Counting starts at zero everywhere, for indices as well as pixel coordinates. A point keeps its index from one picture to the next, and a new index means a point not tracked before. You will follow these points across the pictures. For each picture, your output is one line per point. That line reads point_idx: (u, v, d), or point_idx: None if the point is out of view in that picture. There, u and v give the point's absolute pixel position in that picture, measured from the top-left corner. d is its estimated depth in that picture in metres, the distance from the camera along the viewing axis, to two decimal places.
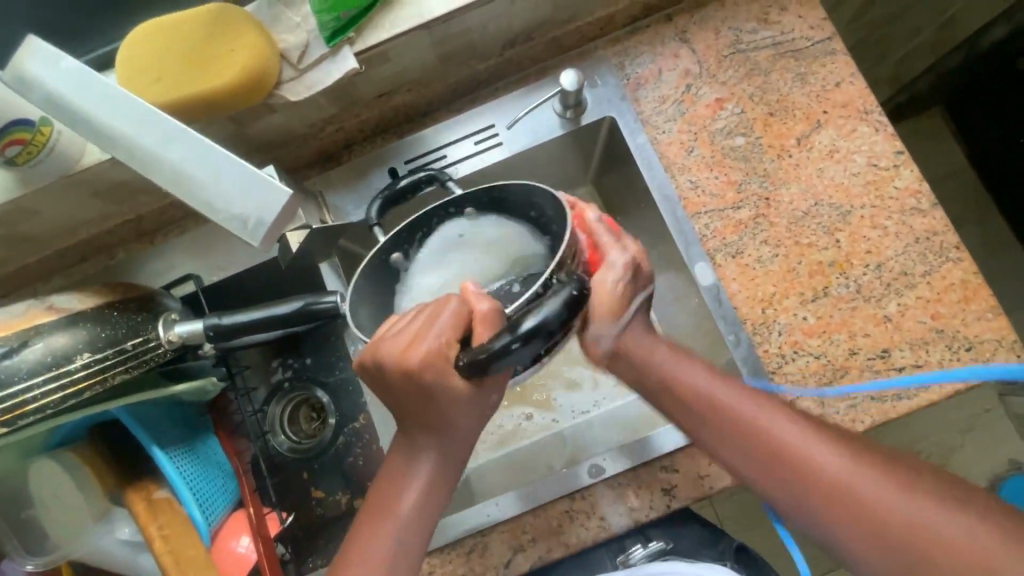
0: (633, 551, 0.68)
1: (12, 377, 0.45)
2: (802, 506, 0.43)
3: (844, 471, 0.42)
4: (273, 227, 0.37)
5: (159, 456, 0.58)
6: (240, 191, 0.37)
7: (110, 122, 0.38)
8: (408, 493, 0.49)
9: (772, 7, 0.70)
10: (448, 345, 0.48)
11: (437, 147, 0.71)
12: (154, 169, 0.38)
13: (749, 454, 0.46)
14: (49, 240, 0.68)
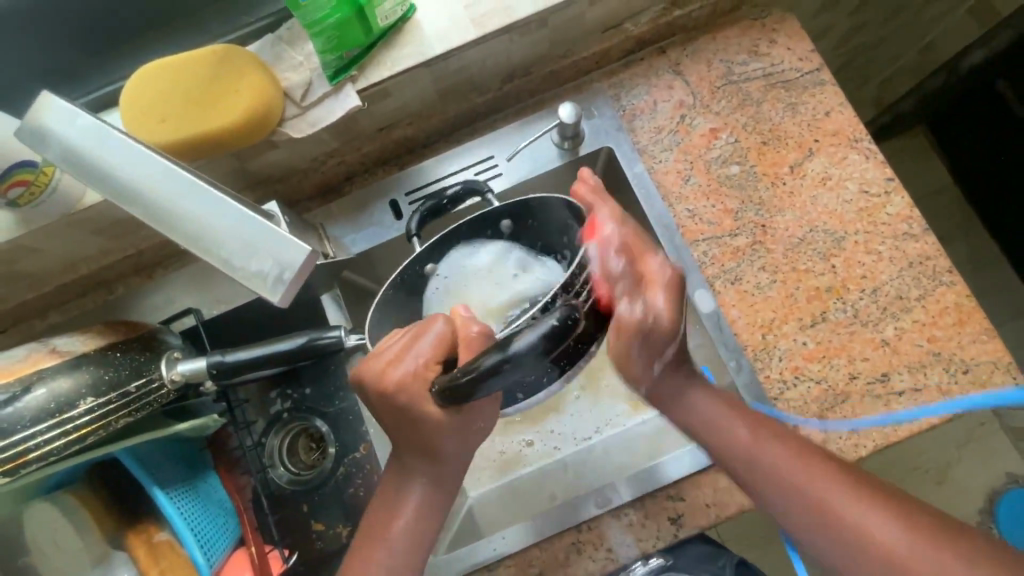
0: (634, 569, 0.63)
1: (15, 424, 0.44)
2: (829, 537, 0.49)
3: (867, 516, 0.48)
4: (293, 283, 0.37)
5: (160, 497, 0.57)
6: (264, 250, 0.37)
7: (126, 179, 0.38)
8: (400, 517, 0.55)
9: (761, 40, 0.72)
10: (426, 367, 0.51)
11: (437, 179, 0.72)
12: (169, 225, 0.38)
13: (804, 509, 0.50)
14: (47, 277, 0.68)
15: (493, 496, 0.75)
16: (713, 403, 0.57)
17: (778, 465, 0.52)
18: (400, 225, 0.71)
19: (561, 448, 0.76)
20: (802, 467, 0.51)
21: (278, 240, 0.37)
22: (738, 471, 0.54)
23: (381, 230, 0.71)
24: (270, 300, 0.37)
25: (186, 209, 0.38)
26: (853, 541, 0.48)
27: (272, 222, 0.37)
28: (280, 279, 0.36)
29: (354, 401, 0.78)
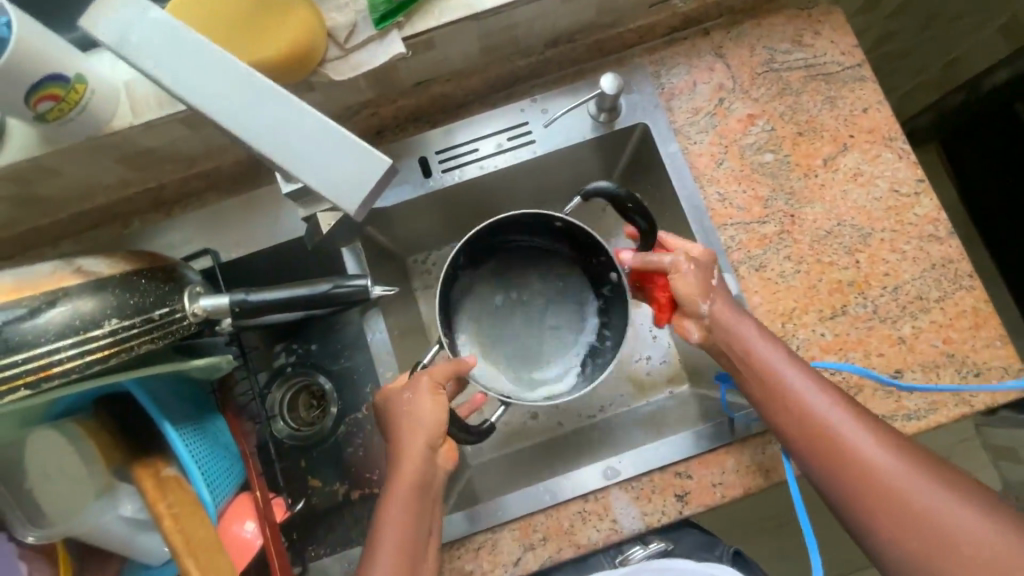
0: (632, 551, 0.63)
1: (39, 337, 0.42)
2: (857, 493, 0.49)
3: (901, 476, 0.48)
4: (371, 196, 0.36)
5: (171, 432, 0.56)
6: (345, 157, 0.35)
7: (193, 80, 0.36)
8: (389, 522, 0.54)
9: (806, 30, 0.72)
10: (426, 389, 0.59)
11: (469, 140, 0.71)
12: (245, 128, 0.36)
13: (833, 464, 0.51)
14: (62, 203, 0.66)
15: (492, 465, 0.76)
16: (790, 363, 0.55)
17: (811, 417, 0.53)
18: (429, 184, 0.71)
19: (563, 423, 0.78)
20: (836, 418, 0.52)
21: (357, 150, 0.35)
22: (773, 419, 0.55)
23: (408, 187, 0.71)
24: (346, 207, 0.35)
25: (260, 112, 0.36)
26: (890, 502, 0.48)
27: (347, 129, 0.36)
28: (360, 189, 0.35)
29: (354, 363, 0.87)
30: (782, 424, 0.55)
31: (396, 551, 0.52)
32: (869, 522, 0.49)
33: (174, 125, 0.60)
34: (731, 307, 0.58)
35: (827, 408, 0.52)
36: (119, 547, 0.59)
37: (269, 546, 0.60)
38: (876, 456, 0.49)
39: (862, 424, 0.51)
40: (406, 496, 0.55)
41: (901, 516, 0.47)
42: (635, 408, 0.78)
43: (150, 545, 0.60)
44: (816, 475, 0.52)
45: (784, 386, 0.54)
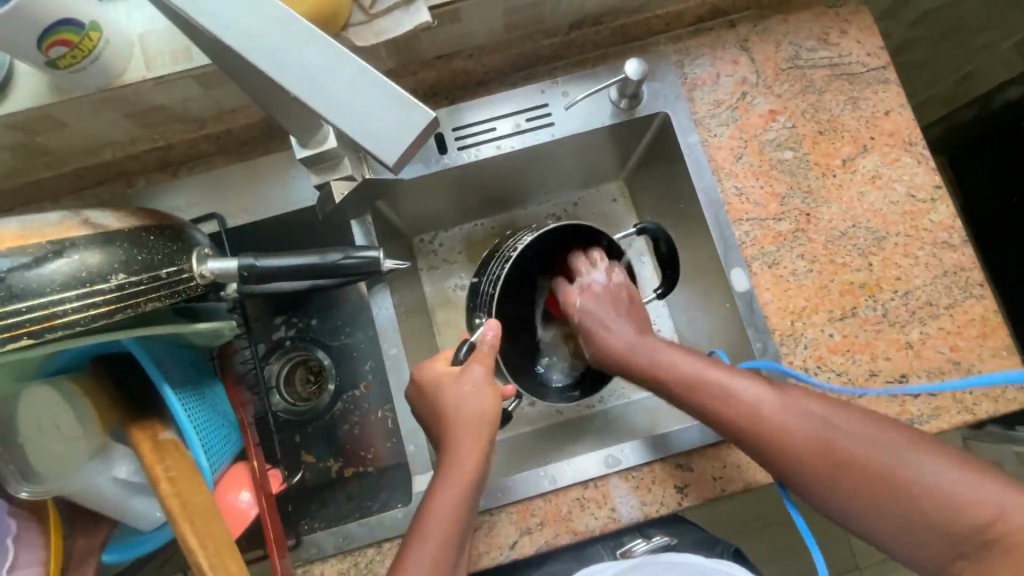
0: (633, 545, 0.65)
1: (44, 288, 0.41)
2: (821, 479, 0.50)
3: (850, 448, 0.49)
4: (411, 150, 0.34)
5: (170, 397, 0.55)
6: (386, 108, 0.34)
7: (230, 23, 0.34)
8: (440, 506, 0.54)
9: (833, 28, 0.71)
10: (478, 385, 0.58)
11: (487, 118, 0.70)
12: (286, 74, 0.34)
13: (788, 462, 0.51)
14: (67, 157, 0.64)
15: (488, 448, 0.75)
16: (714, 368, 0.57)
17: (748, 422, 0.54)
18: (444, 161, 0.70)
19: (563, 411, 0.77)
20: (770, 414, 0.53)
21: (401, 102, 0.34)
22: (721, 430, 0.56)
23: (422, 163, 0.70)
24: (386, 161, 0.34)
25: (299, 60, 0.34)
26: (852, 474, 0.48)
27: (389, 77, 0.34)
28: (401, 142, 0.34)
29: (356, 339, 0.86)
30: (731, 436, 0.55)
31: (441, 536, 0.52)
32: (847, 500, 0.49)
33: (188, 83, 0.58)
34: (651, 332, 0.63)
35: (745, 391, 0.55)
36: (115, 509, 0.57)
37: (264, 518, 0.59)
38: (801, 425, 0.51)
39: (796, 411, 0.52)
40: (456, 496, 0.54)
41: (866, 483, 0.48)
42: (636, 400, 0.78)
43: (144, 511, 0.58)
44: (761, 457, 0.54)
45: (711, 387, 0.56)
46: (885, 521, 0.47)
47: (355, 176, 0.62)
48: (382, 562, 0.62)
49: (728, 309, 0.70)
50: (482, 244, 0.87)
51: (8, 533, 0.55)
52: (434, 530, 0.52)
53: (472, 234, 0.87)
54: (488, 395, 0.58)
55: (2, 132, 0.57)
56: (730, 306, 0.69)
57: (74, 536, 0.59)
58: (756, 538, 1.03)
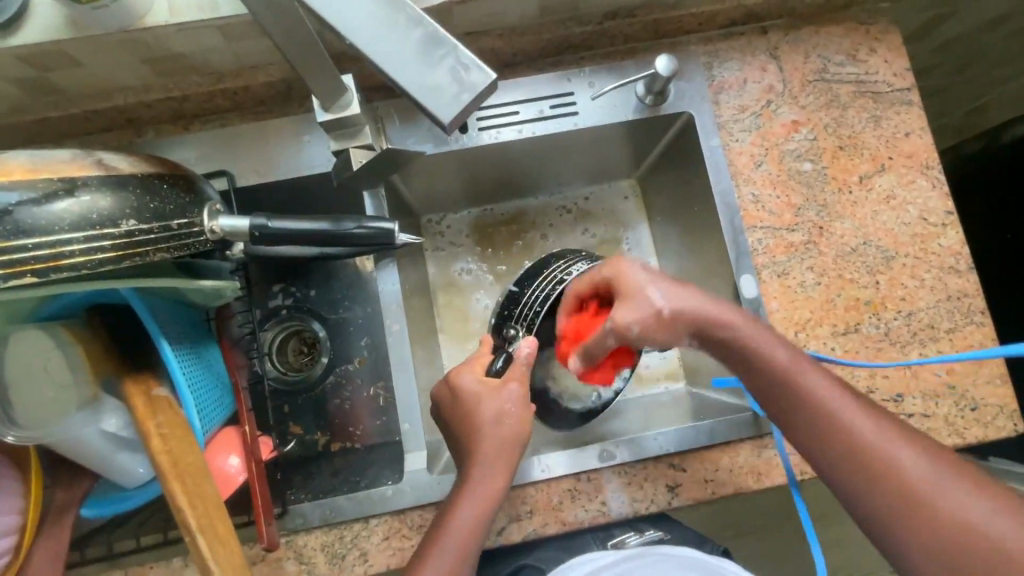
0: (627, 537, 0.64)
1: (52, 226, 0.39)
2: (885, 505, 0.47)
3: (925, 483, 0.46)
4: (467, 108, 0.35)
5: (165, 351, 0.53)
6: (444, 64, 0.34)
7: None
8: (462, 525, 0.55)
9: (862, 45, 0.71)
10: (512, 412, 0.58)
11: (511, 101, 0.69)
12: (344, 23, 0.34)
13: (856, 474, 0.49)
14: (76, 97, 0.62)
15: None
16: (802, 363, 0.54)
17: (828, 417, 0.51)
18: (463, 141, 0.69)
19: None
20: (846, 415, 0.50)
21: (463, 63, 0.34)
22: (791, 417, 0.53)
23: (440, 140, 0.69)
24: (441, 119, 0.35)
25: (359, 9, 0.34)
26: (922, 508, 0.45)
27: (449, 36, 0.34)
28: (459, 100, 0.34)
29: (354, 314, 0.85)
30: (797, 430, 0.52)
31: (459, 555, 0.53)
32: (906, 533, 0.46)
33: (211, 32, 0.56)
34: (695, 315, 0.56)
35: (816, 382, 0.52)
36: (95, 463, 0.56)
37: (253, 482, 0.58)
38: (879, 444, 0.48)
39: (878, 423, 0.50)
40: (478, 509, 0.55)
41: (933, 523, 0.45)
42: (632, 399, 0.79)
43: (129, 466, 0.57)
44: (801, 445, 0.53)
45: (791, 382, 0.53)
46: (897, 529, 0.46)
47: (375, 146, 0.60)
48: (368, 538, 0.62)
49: None
50: (490, 229, 0.86)
51: None
52: (456, 544, 0.54)
53: (479, 218, 0.86)
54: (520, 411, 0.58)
55: (11, 65, 0.54)
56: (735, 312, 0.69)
57: (53, 489, 0.58)
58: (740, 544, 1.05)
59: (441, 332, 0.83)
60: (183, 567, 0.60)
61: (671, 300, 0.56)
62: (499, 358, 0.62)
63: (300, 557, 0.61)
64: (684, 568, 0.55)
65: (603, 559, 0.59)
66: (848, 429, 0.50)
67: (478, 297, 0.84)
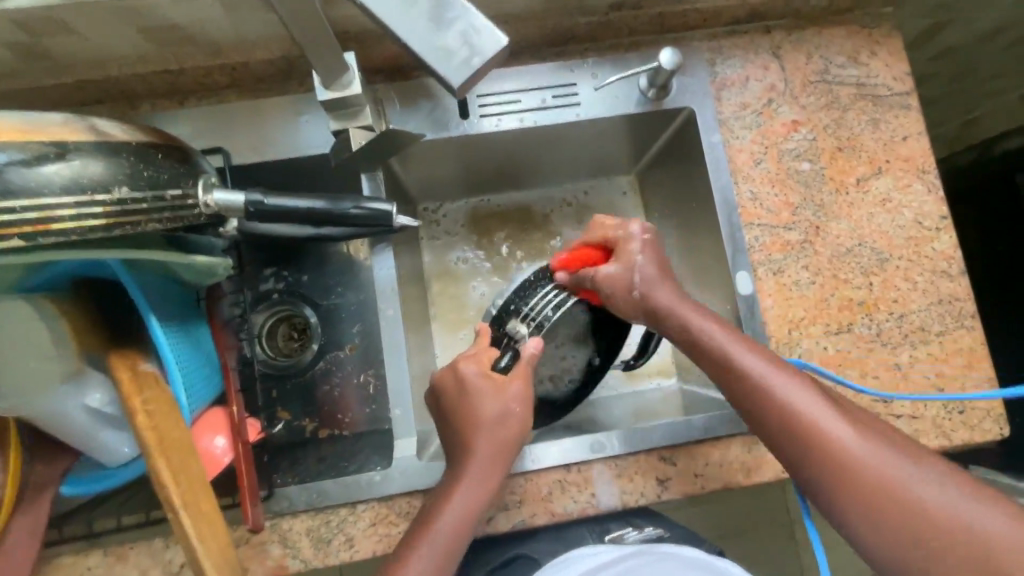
0: (624, 532, 0.64)
1: (42, 189, 0.38)
2: (852, 502, 0.45)
3: (891, 476, 0.44)
4: (476, 73, 0.39)
5: (154, 327, 0.52)
6: (456, 28, 0.38)
7: None
8: (447, 520, 0.54)
9: (863, 48, 0.72)
10: (509, 409, 0.58)
11: (514, 90, 0.69)
12: None
13: (824, 474, 0.47)
14: (71, 66, 0.61)
15: None
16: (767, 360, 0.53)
17: (790, 414, 0.49)
18: (463, 127, 0.68)
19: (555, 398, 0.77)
20: (810, 409, 0.49)
21: (474, 28, 0.38)
22: (755, 416, 0.52)
23: (441, 126, 0.68)
24: (454, 84, 0.39)
25: None
26: (889, 502, 0.44)
27: (459, 0, 0.38)
28: (469, 64, 0.38)
29: (346, 301, 0.84)
30: (763, 430, 0.51)
31: (444, 554, 0.53)
32: (876, 530, 0.44)
33: (212, 4, 0.55)
34: (665, 292, 0.60)
35: (782, 379, 0.51)
36: (78, 439, 0.55)
37: (240, 465, 0.57)
38: (845, 439, 0.47)
39: (842, 417, 0.48)
40: (467, 502, 0.55)
41: (903, 515, 0.43)
42: (622, 394, 0.79)
43: (112, 442, 0.56)
44: (766, 442, 0.52)
45: (753, 378, 0.52)
46: (899, 544, 0.43)
47: (375, 128, 0.60)
48: (354, 523, 0.61)
49: (727, 311, 0.70)
50: (486, 220, 0.86)
51: None
52: (442, 537, 0.54)
53: (476, 209, 0.86)
54: (515, 408, 0.58)
55: (3, 28, 0.53)
56: (730, 308, 0.70)
57: (33, 464, 0.56)
58: (725, 544, 1.06)
59: (434, 321, 0.82)
60: (164, 549, 0.59)
61: (648, 279, 0.60)
62: (505, 355, 0.64)
63: (284, 541, 0.61)
64: (692, 564, 0.54)
65: (607, 555, 0.57)
66: (814, 423, 0.48)
67: (473, 287, 0.83)
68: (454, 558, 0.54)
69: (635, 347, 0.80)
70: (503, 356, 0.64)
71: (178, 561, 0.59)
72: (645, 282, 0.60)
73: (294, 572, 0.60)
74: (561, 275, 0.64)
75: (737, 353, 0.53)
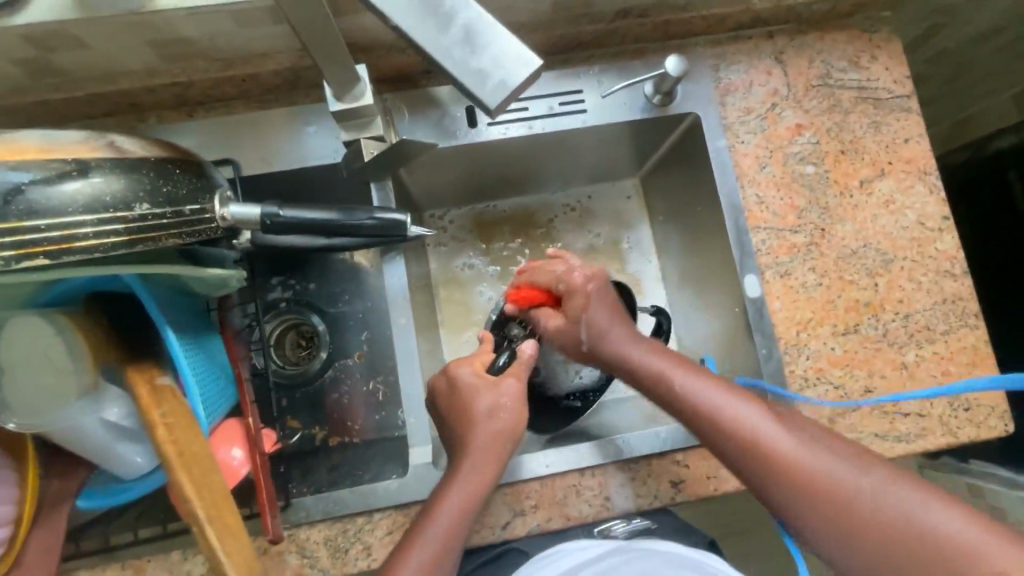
0: (614, 525, 0.64)
1: (65, 208, 0.38)
2: (817, 521, 0.47)
3: (849, 486, 0.46)
4: (511, 94, 0.39)
5: (170, 339, 0.52)
6: (493, 53, 0.39)
7: None
8: (444, 516, 0.55)
9: (864, 52, 0.73)
10: (499, 408, 0.59)
11: (522, 98, 0.70)
12: (396, 12, 0.38)
13: (790, 498, 0.48)
14: (80, 79, 0.61)
15: None
16: (720, 389, 0.55)
17: (745, 438, 0.51)
18: (471, 135, 0.69)
19: None
20: (760, 429, 0.51)
21: (507, 52, 0.39)
22: (715, 445, 0.53)
23: (450, 134, 0.69)
24: (487, 104, 0.40)
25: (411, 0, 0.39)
26: (852, 516, 0.45)
27: (493, 25, 0.39)
28: (505, 88, 0.39)
29: (355, 308, 0.84)
30: (726, 456, 0.53)
31: (439, 551, 0.53)
32: (844, 546, 0.45)
33: (223, 18, 0.55)
34: (614, 325, 0.62)
35: (732, 406, 0.53)
36: (94, 454, 0.55)
37: (258, 474, 0.57)
38: (800, 457, 0.49)
39: (790, 436, 0.50)
40: (471, 498, 0.56)
41: (867, 526, 0.44)
42: (633, 396, 0.80)
43: (128, 455, 0.56)
44: (732, 469, 0.53)
45: (703, 406, 0.54)
46: (862, 556, 0.44)
47: (388, 138, 0.60)
48: (371, 531, 0.61)
49: (736, 314, 0.71)
50: (492, 226, 0.86)
51: None
52: (437, 538, 0.53)
53: (482, 214, 0.86)
54: (515, 409, 0.59)
55: (13, 44, 0.53)
56: (738, 311, 0.70)
57: (50, 479, 0.56)
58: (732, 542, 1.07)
59: (442, 327, 0.82)
60: (182, 561, 0.59)
61: (594, 311, 0.63)
62: (503, 355, 0.63)
63: (303, 551, 0.61)
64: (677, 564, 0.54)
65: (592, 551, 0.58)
66: (767, 444, 0.50)
67: (480, 293, 0.84)
68: (451, 556, 0.54)
69: (641, 350, 0.82)
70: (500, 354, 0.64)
71: (197, 573, 0.59)
72: (591, 329, 0.63)
73: None
74: (513, 308, 0.69)
75: (681, 380, 0.56)
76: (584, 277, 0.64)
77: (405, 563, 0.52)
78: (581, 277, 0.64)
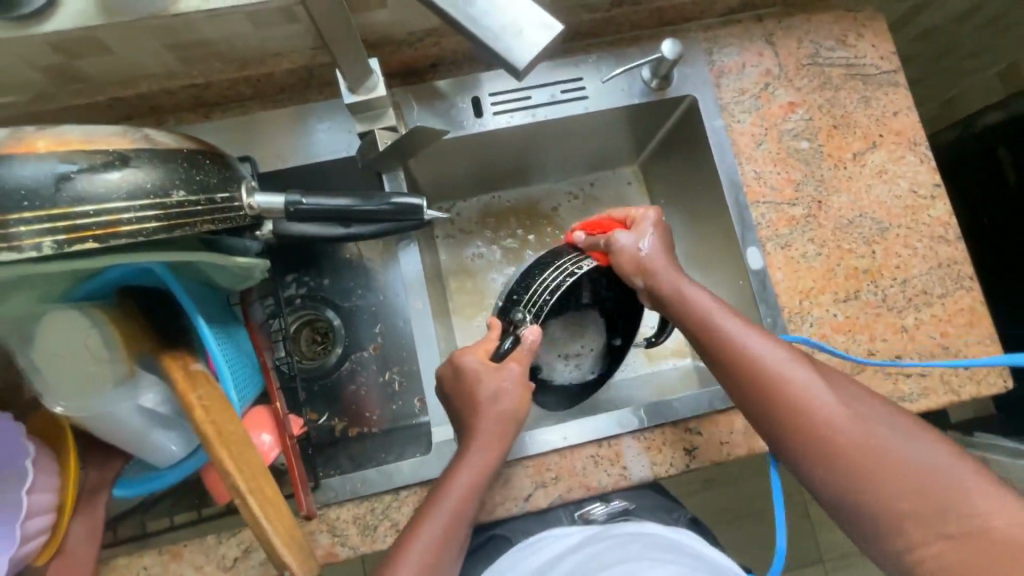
0: (593, 508, 0.66)
1: (110, 195, 0.41)
2: (827, 465, 0.49)
3: (861, 435, 0.48)
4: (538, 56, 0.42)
5: (201, 327, 0.54)
6: (518, 19, 0.42)
7: None
8: (454, 491, 0.57)
9: (851, 31, 0.76)
10: (502, 393, 0.61)
11: (524, 87, 0.72)
12: None
13: (805, 442, 0.50)
14: (101, 84, 0.63)
15: None
16: (754, 329, 0.56)
17: (772, 381, 0.53)
18: (478, 125, 0.72)
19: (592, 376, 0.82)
20: (788, 370, 0.53)
21: (530, 18, 0.42)
22: (740, 383, 0.55)
23: (458, 125, 0.71)
24: (515, 67, 0.43)
25: None
26: (860, 458, 0.48)
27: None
28: (532, 50, 0.42)
29: (368, 302, 0.87)
30: (748, 398, 0.54)
31: (450, 524, 0.56)
32: (846, 489, 0.48)
33: (239, 19, 0.58)
34: (666, 264, 0.63)
35: (766, 347, 0.54)
36: (132, 441, 0.57)
37: (288, 457, 0.60)
38: (824, 400, 0.51)
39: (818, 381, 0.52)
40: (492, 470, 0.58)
41: (871, 471, 0.47)
42: (643, 374, 0.82)
43: (163, 443, 0.58)
44: (750, 412, 0.55)
45: (736, 343, 0.55)
46: (861, 498, 0.47)
47: (400, 129, 0.63)
48: (398, 509, 0.63)
49: (740, 287, 0.74)
50: (499, 216, 0.89)
51: (25, 455, 0.52)
52: (449, 512, 0.56)
53: (488, 206, 0.89)
54: (519, 390, 0.62)
55: (40, 51, 0.56)
56: (743, 283, 0.73)
57: (87, 469, 0.59)
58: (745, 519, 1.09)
59: (454, 315, 0.85)
60: (217, 544, 0.61)
61: (653, 251, 0.63)
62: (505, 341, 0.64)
63: (333, 530, 0.63)
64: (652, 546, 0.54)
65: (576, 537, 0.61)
66: (792, 387, 0.52)
67: (490, 280, 0.86)
68: (462, 528, 0.57)
69: (649, 328, 0.84)
70: (504, 339, 0.65)
71: (231, 556, 0.61)
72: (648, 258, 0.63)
73: (344, 558, 0.63)
74: (580, 236, 0.69)
75: (714, 316, 0.57)
76: (647, 222, 0.66)
77: (416, 537, 0.55)
78: (644, 221, 0.66)
